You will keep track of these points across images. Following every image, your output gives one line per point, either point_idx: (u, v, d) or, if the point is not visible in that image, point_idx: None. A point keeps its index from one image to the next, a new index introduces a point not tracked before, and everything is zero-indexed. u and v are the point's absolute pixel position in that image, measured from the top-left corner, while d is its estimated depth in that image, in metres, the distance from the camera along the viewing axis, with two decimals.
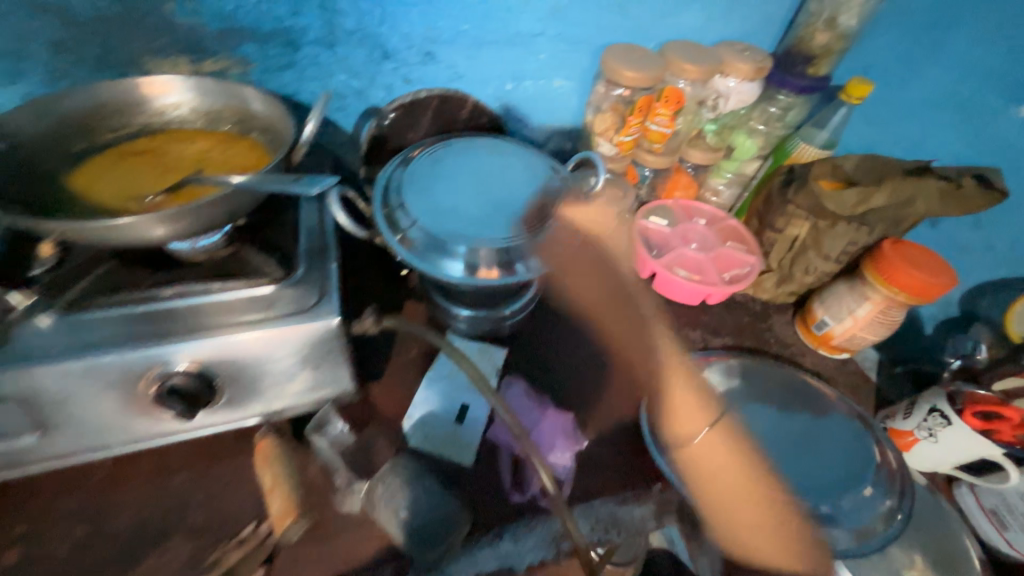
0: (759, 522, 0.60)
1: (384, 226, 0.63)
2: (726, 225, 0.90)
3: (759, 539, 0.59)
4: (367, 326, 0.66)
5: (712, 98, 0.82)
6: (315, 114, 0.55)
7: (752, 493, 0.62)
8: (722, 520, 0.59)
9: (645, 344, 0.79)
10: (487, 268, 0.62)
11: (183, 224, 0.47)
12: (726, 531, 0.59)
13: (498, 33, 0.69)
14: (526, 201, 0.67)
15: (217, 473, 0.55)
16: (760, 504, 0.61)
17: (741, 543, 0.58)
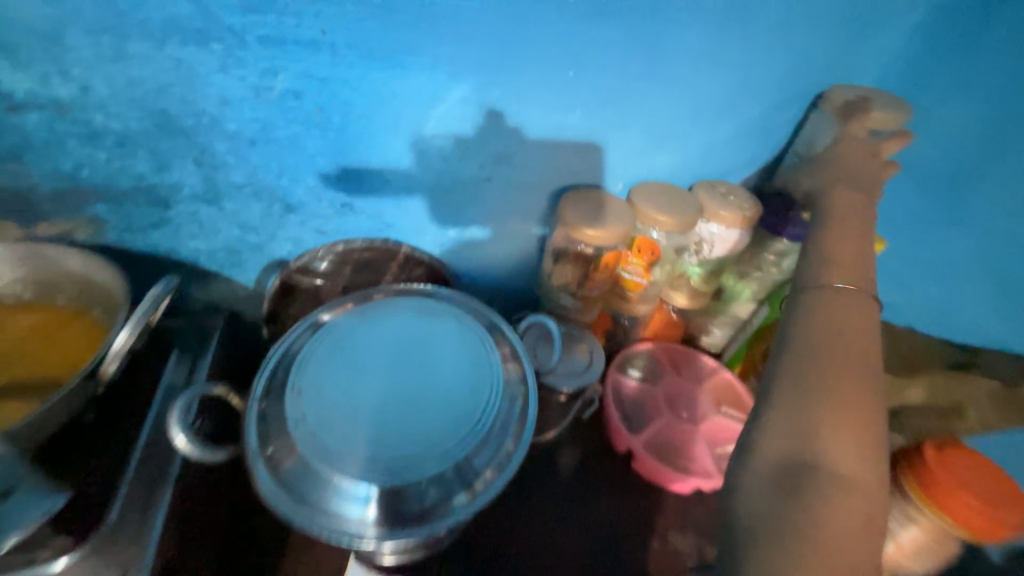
0: (848, 463, 0.35)
1: (254, 439, 0.47)
2: (717, 380, 0.77)
3: (836, 423, 0.37)
4: None
5: (693, 244, 0.70)
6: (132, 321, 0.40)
7: (846, 379, 0.40)
8: (778, 414, 0.38)
9: (619, 558, 0.60)
10: (402, 506, 0.44)
11: None
12: (769, 419, 0.38)
13: (432, 180, 0.57)
14: (456, 396, 0.50)
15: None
16: (869, 425, 0.37)
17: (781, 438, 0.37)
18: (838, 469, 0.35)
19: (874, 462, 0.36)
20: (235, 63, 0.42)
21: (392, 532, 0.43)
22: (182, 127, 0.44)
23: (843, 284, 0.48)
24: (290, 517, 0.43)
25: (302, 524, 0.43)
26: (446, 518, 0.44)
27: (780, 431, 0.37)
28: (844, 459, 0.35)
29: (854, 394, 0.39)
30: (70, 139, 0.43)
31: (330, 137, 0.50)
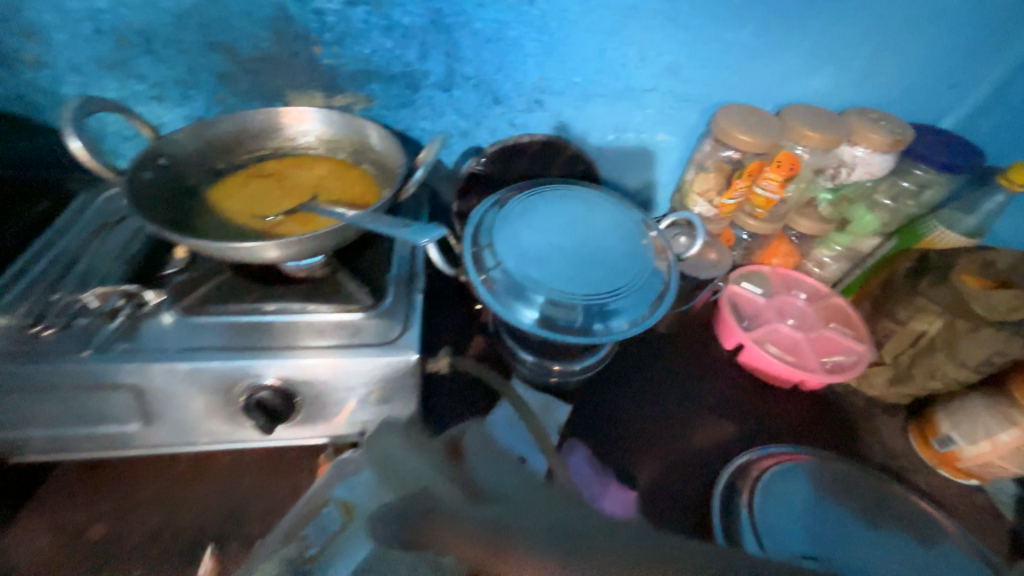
0: None
1: (471, 265, 0.63)
2: (830, 303, 0.82)
3: None
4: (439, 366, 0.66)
5: (832, 167, 0.75)
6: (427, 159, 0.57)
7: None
8: None
9: (724, 425, 0.71)
10: (564, 323, 0.60)
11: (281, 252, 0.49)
12: None
13: (609, 87, 0.69)
14: (618, 258, 0.64)
15: (275, 486, 0.57)
16: None
17: None
18: None
19: None
20: None
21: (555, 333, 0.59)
22: (447, 23, 0.60)
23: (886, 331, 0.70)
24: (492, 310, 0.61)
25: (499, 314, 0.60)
26: (600, 336, 0.60)
27: None
28: None
29: None
30: (373, 27, 0.59)
31: (545, 39, 0.63)
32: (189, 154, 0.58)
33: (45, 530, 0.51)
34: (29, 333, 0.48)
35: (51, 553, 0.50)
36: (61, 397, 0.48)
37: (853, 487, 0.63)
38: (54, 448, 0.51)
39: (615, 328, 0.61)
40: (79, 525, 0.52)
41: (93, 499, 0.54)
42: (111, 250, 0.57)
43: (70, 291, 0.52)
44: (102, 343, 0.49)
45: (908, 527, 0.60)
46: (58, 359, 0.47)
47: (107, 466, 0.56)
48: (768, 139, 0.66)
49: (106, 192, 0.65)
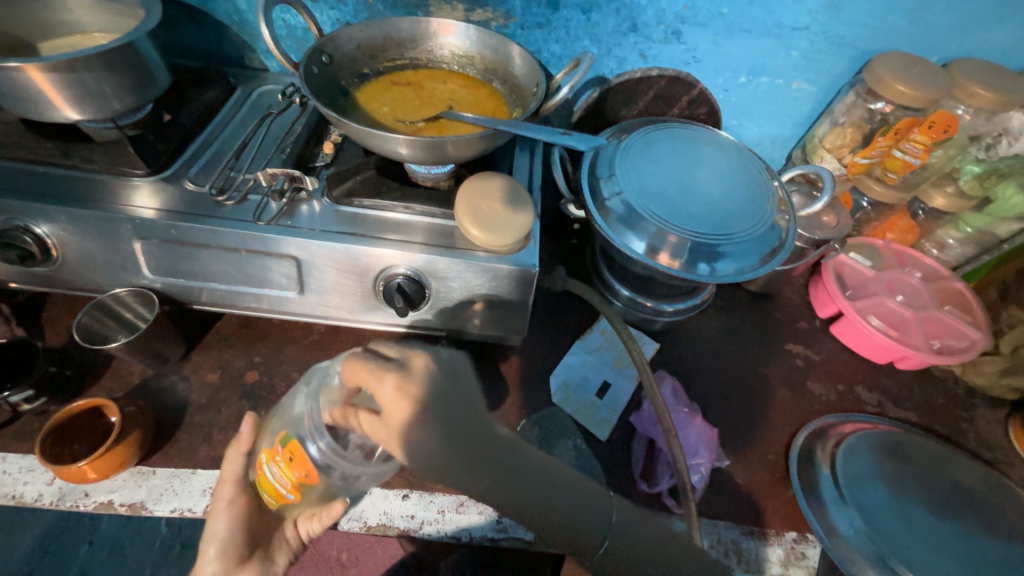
0: None
1: (587, 194, 0.65)
2: (948, 286, 0.77)
3: None
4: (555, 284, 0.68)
5: (991, 136, 0.68)
6: (575, 76, 0.57)
7: None
8: None
9: (809, 387, 0.72)
10: (668, 256, 0.61)
11: (425, 152, 0.53)
12: None
13: (756, 21, 0.65)
14: (735, 206, 0.64)
15: None
16: None
17: None
18: None
19: None
20: None
21: (659, 265, 0.61)
22: None
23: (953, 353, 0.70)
24: (603, 236, 0.63)
25: (610, 241, 0.62)
26: (703, 275, 0.60)
27: None
28: None
29: None
30: None
31: None
32: (344, 56, 0.62)
33: (212, 369, 0.62)
34: (215, 201, 0.56)
35: (217, 387, 0.61)
36: (236, 259, 0.56)
37: (939, 464, 0.63)
38: (224, 302, 0.61)
39: (721, 270, 0.61)
40: (238, 369, 0.62)
41: (247, 351, 0.64)
42: (271, 141, 0.64)
43: (244, 169, 0.59)
44: (271, 217, 0.56)
45: (997, 511, 0.60)
46: (239, 225, 0.54)
47: (256, 327, 0.66)
48: (930, 98, 0.61)
49: (261, 88, 0.71)
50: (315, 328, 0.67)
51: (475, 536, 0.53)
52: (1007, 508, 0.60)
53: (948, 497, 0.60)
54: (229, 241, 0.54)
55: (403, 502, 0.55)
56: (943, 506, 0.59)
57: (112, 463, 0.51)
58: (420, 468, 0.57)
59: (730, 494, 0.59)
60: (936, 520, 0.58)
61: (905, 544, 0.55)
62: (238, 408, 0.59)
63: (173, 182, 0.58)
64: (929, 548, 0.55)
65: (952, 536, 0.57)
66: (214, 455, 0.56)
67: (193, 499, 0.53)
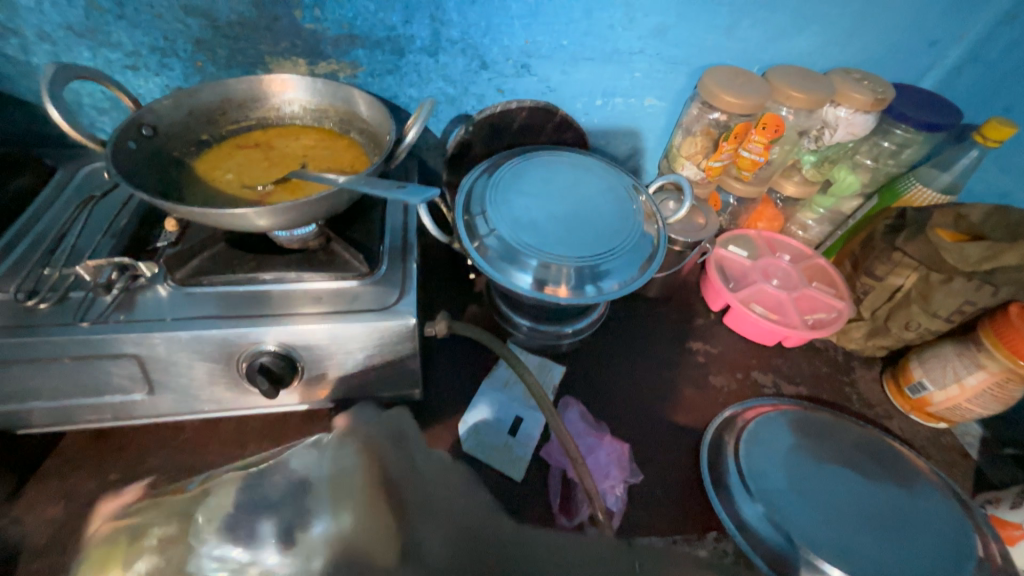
0: None
1: (463, 233, 0.64)
2: (813, 263, 0.84)
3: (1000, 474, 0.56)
4: (439, 331, 0.61)
5: (816, 129, 0.77)
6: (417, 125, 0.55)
7: None
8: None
9: (712, 382, 0.75)
10: (555, 285, 0.61)
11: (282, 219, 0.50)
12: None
13: (596, 49, 0.68)
14: (608, 222, 0.66)
15: (279, 451, 0.58)
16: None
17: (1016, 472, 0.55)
18: None
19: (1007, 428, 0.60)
20: None
21: (547, 295, 0.61)
22: None
23: (818, 323, 0.77)
24: (487, 276, 0.62)
25: (494, 280, 0.61)
26: (589, 298, 0.61)
27: None
28: None
29: None
30: None
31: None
32: (172, 124, 0.57)
33: (55, 500, 0.53)
34: (25, 307, 0.48)
35: (65, 520, 0.51)
36: (62, 369, 0.48)
37: (836, 436, 0.67)
38: (57, 420, 0.52)
39: (607, 289, 0.62)
40: (90, 493, 0.53)
41: (101, 470, 0.55)
42: (97, 225, 0.57)
43: (62, 264, 0.52)
44: (99, 315, 0.49)
45: (885, 466, 0.64)
46: (56, 331, 0.47)
47: (110, 438, 0.57)
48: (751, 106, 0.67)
49: (89, 167, 0.64)
50: (187, 423, 0.59)
51: None
52: (892, 464, 0.65)
53: (846, 464, 0.63)
54: (47, 350, 0.47)
55: None
56: (841, 475, 0.62)
57: None
58: None
59: (650, 508, 0.59)
60: (835, 490, 0.60)
61: (811, 525, 0.56)
62: (90, 541, 0.50)
63: None
64: (830, 523, 0.57)
65: (851, 503, 0.59)
66: None
67: None
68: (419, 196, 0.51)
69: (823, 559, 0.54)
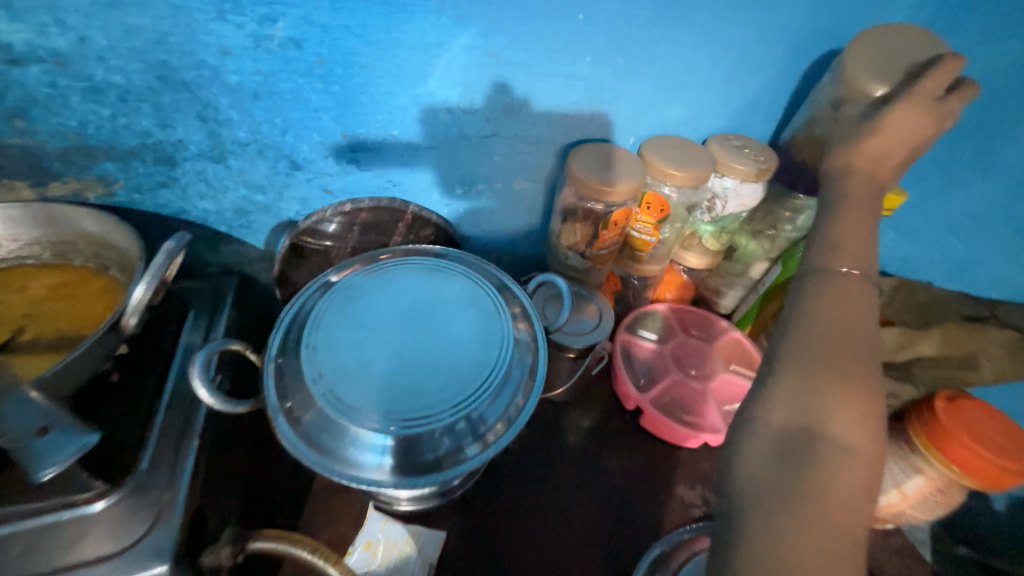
0: (858, 444, 0.37)
1: (274, 391, 0.48)
2: (727, 338, 0.76)
3: (836, 397, 0.38)
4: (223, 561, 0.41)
5: (706, 201, 0.68)
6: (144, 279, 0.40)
7: (842, 392, 0.39)
8: (781, 391, 0.40)
9: (629, 511, 0.62)
10: (412, 457, 0.46)
11: None
12: (771, 394, 0.40)
13: (437, 136, 0.56)
14: (476, 350, 0.52)
15: None
16: (860, 394, 0.39)
17: (788, 404, 0.39)
18: (840, 439, 0.37)
19: (864, 414, 0.38)
20: (231, 10, 0.42)
21: (409, 480, 0.45)
22: (183, 80, 0.44)
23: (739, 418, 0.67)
24: (316, 464, 0.45)
25: (325, 471, 0.45)
26: (460, 466, 0.47)
27: (786, 405, 0.39)
28: (846, 433, 0.37)
29: (851, 387, 0.39)
30: (73, 94, 0.43)
31: (334, 89, 0.49)
32: None
33: None
34: None
35: None
36: None
37: None
38: None
39: (489, 438, 0.49)
40: None
41: None
42: None
43: None
44: None
45: None
46: None
47: None
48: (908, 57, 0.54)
49: None
50: None
51: None
52: None
53: None
54: None
55: None
56: None
57: None
58: None
59: None
60: None
61: None
62: None
63: None
64: None
65: None
66: None
67: None
68: (52, 462, 0.36)
69: None
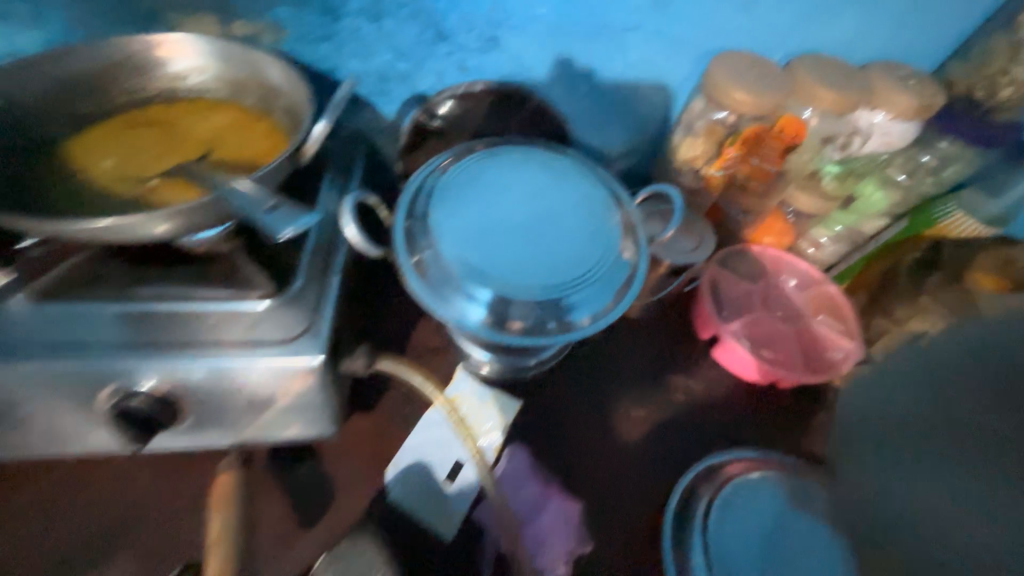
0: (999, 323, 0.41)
1: (401, 244, 0.53)
2: (822, 291, 0.73)
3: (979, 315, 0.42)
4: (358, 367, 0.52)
5: (845, 135, 0.64)
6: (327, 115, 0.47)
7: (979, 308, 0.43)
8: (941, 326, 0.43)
9: (690, 426, 0.65)
10: (508, 320, 0.51)
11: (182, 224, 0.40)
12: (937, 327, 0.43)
13: (581, 22, 0.55)
14: (581, 242, 0.54)
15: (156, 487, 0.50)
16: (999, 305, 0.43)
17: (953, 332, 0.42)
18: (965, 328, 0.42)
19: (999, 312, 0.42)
20: None
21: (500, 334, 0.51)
22: None
23: (817, 361, 0.67)
24: (426, 304, 0.51)
25: (434, 311, 0.51)
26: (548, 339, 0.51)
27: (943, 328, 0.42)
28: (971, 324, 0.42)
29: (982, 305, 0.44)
30: None
31: None
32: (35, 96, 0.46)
33: None
34: None
35: None
36: None
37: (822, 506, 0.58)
38: None
39: (573, 325, 0.52)
40: None
41: None
42: None
43: None
44: None
45: None
46: None
47: None
48: None
49: None
50: None
51: None
52: None
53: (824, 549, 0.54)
54: None
55: None
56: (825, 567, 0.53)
57: None
58: None
59: None
60: None
61: None
62: None
63: None
64: None
65: None
66: None
67: None
68: (287, 226, 0.40)
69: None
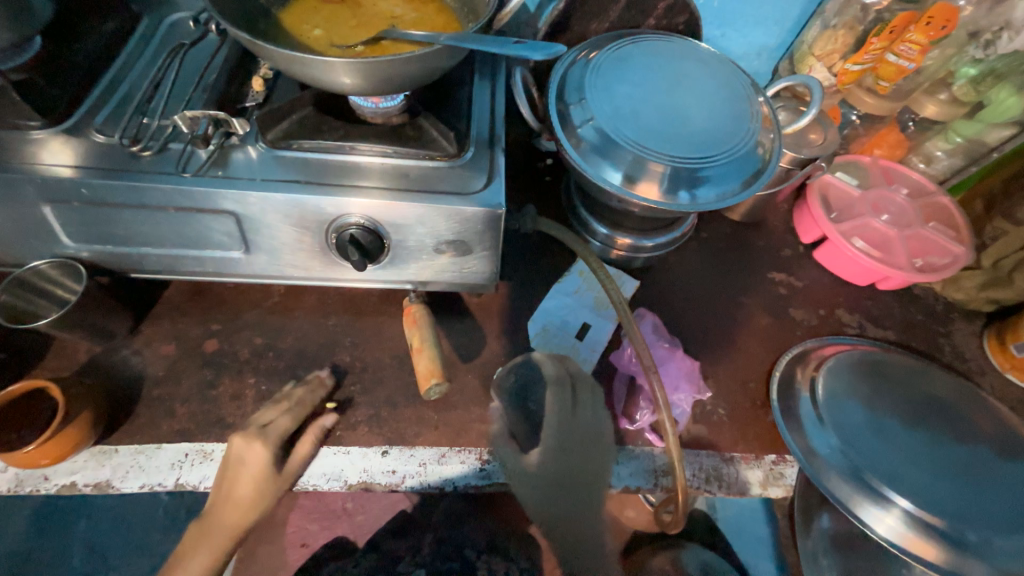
0: None
1: (555, 122, 0.59)
2: (934, 201, 0.74)
3: None
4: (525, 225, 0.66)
5: (992, 30, 0.64)
6: None
7: None
8: None
9: (791, 313, 0.70)
10: (649, 187, 0.56)
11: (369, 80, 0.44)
12: None
13: None
14: (719, 124, 0.58)
15: (345, 321, 0.61)
16: None
17: None
18: None
19: None
20: None
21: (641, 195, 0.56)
22: None
23: (924, 260, 0.69)
24: (576, 169, 0.57)
25: (584, 173, 0.56)
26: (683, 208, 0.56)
27: None
28: None
29: None
30: None
31: None
32: None
33: (167, 340, 0.58)
34: (130, 152, 0.49)
35: (175, 358, 0.57)
36: (165, 219, 0.51)
37: (924, 384, 0.62)
38: (164, 268, 0.55)
39: (703, 199, 0.56)
40: (194, 338, 0.58)
41: (203, 319, 0.60)
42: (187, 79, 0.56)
43: (158, 114, 0.52)
44: (198, 168, 0.50)
45: (985, 434, 0.59)
46: (160, 178, 0.48)
47: (208, 293, 0.61)
48: None
49: (172, 17, 0.63)
50: (274, 288, 0.63)
51: (459, 485, 0.54)
52: (979, 418, 0.61)
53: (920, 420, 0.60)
54: (154, 199, 0.48)
55: (382, 459, 0.54)
56: (923, 432, 0.58)
57: (66, 447, 0.48)
58: (399, 423, 0.56)
59: (711, 426, 0.60)
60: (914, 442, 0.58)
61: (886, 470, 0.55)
62: (200, 379, 0.56)
63: (80, 133, 0.51)
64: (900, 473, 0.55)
65: (928, 456, 0.57)
66: (182, 428, 0.53)
67: (160, 474, 0.51)
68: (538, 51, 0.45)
69: (887, 488, 0.53)
